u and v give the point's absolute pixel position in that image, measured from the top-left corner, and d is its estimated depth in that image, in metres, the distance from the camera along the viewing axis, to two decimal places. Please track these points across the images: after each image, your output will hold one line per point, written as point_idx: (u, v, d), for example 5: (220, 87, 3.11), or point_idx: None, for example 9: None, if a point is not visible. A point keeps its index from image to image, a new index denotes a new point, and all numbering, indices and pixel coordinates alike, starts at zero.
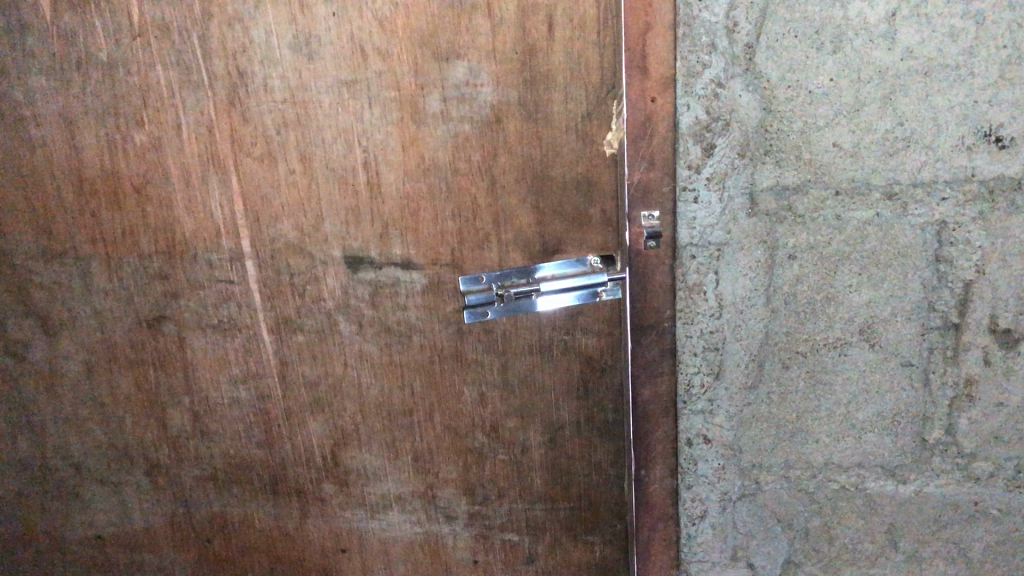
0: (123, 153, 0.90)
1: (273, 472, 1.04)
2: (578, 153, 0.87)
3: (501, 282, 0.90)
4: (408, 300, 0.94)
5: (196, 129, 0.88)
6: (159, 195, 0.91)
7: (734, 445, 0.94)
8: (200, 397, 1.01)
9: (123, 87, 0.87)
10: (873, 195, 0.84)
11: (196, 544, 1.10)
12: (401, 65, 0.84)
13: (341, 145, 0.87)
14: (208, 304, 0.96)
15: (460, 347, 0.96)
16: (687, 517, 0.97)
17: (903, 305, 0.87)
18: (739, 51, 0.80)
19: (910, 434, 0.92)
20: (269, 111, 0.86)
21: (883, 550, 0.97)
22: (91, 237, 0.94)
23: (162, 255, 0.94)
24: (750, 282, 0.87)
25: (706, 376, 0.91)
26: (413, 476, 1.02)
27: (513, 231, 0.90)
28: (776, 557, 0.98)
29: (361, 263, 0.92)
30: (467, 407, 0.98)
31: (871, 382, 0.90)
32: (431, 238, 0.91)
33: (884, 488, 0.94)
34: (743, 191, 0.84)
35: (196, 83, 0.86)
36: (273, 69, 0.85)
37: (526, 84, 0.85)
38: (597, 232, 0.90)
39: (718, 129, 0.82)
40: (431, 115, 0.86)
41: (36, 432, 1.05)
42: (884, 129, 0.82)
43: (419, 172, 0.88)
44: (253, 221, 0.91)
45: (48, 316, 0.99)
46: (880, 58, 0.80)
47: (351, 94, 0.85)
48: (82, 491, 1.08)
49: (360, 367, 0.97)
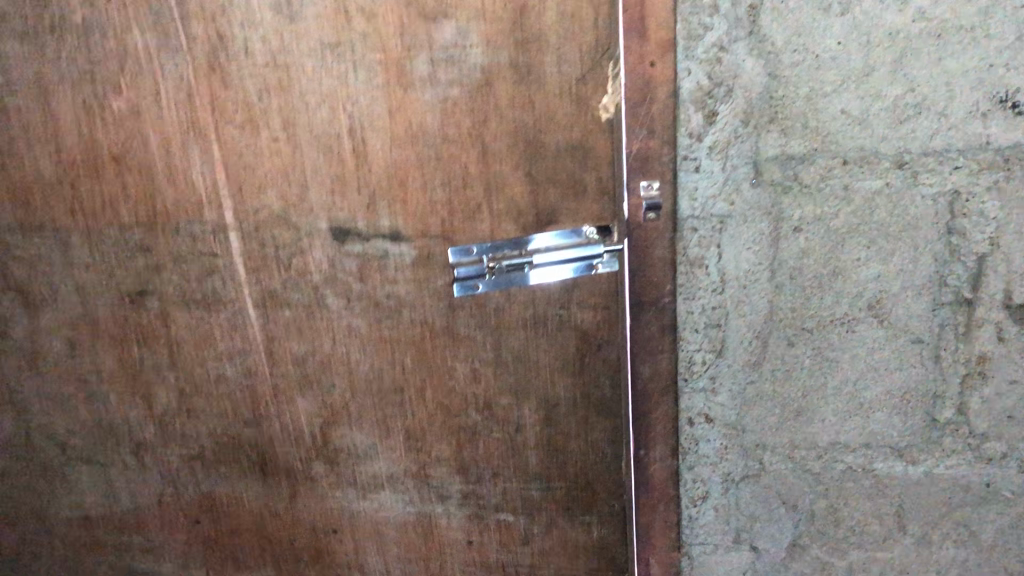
0: (102, 123, 0.92)
1: (261, 452, 1.05)
2: (572, 118, 0.86)
3: (494, 255, 0.87)
4: (397, 274, 0.94)
5: (176, 95, 0.90)
6: (137, 165, 0.93)
7: (737, 424, 0.91)
8: (185, 374, 1.03)
9: (101, 55, 0.89)
10: (882, 163, 0.80)
11: (185, 525, 1.11)
12: (387, 26, 0.84)
13: (326, 110, 0.88)
14: (192, 277, 0.97)
15: (451, 323, 0.95)
16: (689, 498, 0.95)
17: (914, 279, 0.84)
18: (742, 12, 0.77)
19: (920, 414, 0.89)
20: (251, 75, 0.88)
21: (891, 533, 0.94)
22: (70, 207, 0.96)
23: (144, 228, 0.96)
24: (755, 255, 0.84)
25: (708, 353, 0.88)
26: (405, 455, 1.02)
27: (503, 201, 0.90)
28: (781, 540, 0.95)
29: (350, 235, 0.93)
30: (457, 385, 0.98)
31: (880, 359, 0.87)
32: (420, 208, 0.91)
33: (893, 469, 0.91)
34: (746, 160, 0.81)
35: (175, 47, 0.87)
36: (254, 31, 0.86)
37: (516, 46, 0.84)
38: (591, 202, 0.89)
39: (721, 95, 0.79)
40: (419, 77, 0.86)
41: (25, 409, 1.08)
42: (894, 95, 0.78)
43: (407, 138, 0.89)
44: (236, 189, 0.93)
45: (30, 289, 1.02)
46: (891, 19, 0.76)
47: (335, 57, 0.86)
48: (73, 468, 1.10)
49: (349, 344, 0.98)
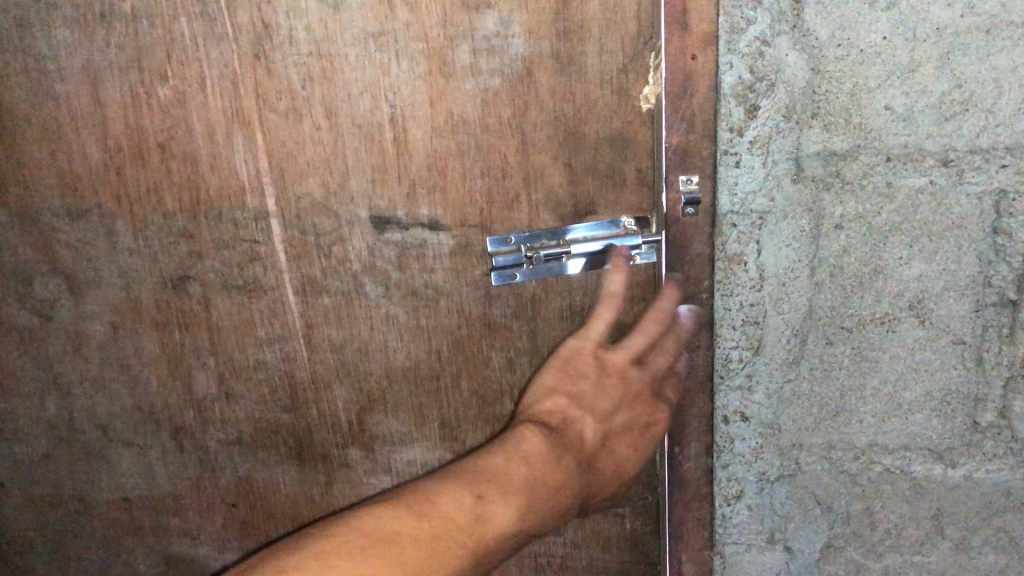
0: (148, 109, 0.89)
1: (299, 437, 1.02)
2: (613, 108, 0.84)
3: (531, 244, 0.89)
4: (435, 263, 0.91)
5: (220, 83, 0.86)
6: (183, 152, 0.90)
7: (774, 424, 0.91)
8: (224, 359, 1.00)
9: (146, 40, 0.86)
10: (927, 161, 0.79)
11: (221, 510, 1.09)
12: (430, 16, 0.82)
13: (367, 99, 0.85)
14: (233, 264, 0.94)
15: (488, 312, 0.93)
16: (723, 497, 0.95)
17: (956, 279, 0.83)
18: (786, 6, 0.77)
19: (961, 416, 0.87)
20: (294, 64, 0.84)
21: (928, 537, 0.93)
22: (115, 194, 0.93)
23: (187, 214, 0.93)
24: (795, 252, 0.84)
25: (745, 351, 0.88)
26: (440, 444, 1.00)
27: (544, 191, 0.87)
28: (815, 542, 0.94)
29: (389, 224, 0.90)
30: (495, 373, 0.96)
31: (920, 360, 0.86)
32: (460, 199, 0.88)
33: (932, 472, 0.90)
34: (788, 156, 0.81)
35: (221, 36, 0.85)
36: (299, 20, 0.83)
37: (561, 36, 0.81)
38: (632, 191, 0.87)
39: (763, 90, 0.79)
40: (461, 68, 0.83)
41: (64, 393, 1.06)
42: (940, 91, 0.77)
43: (447, 129, 0.86)
44: (278, 178, 0.90)
45: (74, 275, 0.99)
46: (938, 14, 0.75)
47: (378, 47, 0.83)
48: (109, 454, 1.08)
49: (386, 331, 0.95)
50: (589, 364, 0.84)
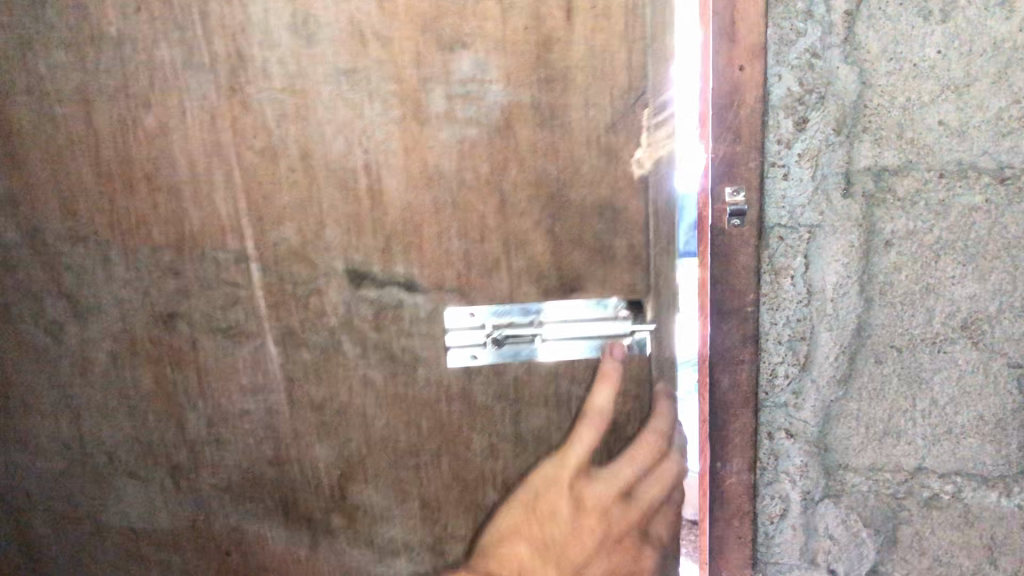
0: (137, 137, 0.90)
1: (286, 495, 1.02)
2: (602, 168, 0.88)
3: (497, 323, 0.93)
4: (412, 326, 0.94)
5: (198, 115, 0.89)
6: (168, 184, 0.91)
7: (820, 443, 0.89)
8: (212, 405, 0.99)
9: (133, 65, 0.88)
10: (981, 177, 0.78)
11: (215, 558, 1.06)
12: (403, 58, 0.86)
13: (342, 141, 0.88)
14: (217, 305, 0.96)
15: (467, 386, 0.95)
16: (766, 516, 0.92)
17: (1012, 299, 0.81)
18: (837, 19, 0.77)
19: (1016, 441, 0.85)
20: (269, 98, 0.87)
21: (980, 567, 0.89)
22: (109, 220, 0.94)
23: (172, 248, 0.94)
24: (843, 267, 0.82)
25: (792, 367, 0.86)
26: (421, 525, 1.01)
27: (523, 259, 0.91)
28: (859, 568, 0.92)
29: (365, 280, 0.93)
30: (476, 457, 0.98)
31: (973, 383, 0.84)
32: (438, 259, 0.92)
33: (984, 498, 0.87)
34: (838, 170, 0.80)
35: (199, 64, 0.87)
36: (272, 53, 0.86)
37: (543, 83, 0.86)
38: (624, 267, 0.91)
39: (812, 102, 0.79)
40: (437, 115, 0.87)
41: (74, 411, 1.02)
42: (996, 107, 0.77)
43: (422, 179, 0.89)
44: (256, 221, 0.92)
45: (74, 296, 0.97)
46: (995, 29, 0.75)
47: (351, 84, 0.87)
48: (112, 484, 1.05)
49: (364, 394, 0.97)
50: (558, 511, 0.96)
